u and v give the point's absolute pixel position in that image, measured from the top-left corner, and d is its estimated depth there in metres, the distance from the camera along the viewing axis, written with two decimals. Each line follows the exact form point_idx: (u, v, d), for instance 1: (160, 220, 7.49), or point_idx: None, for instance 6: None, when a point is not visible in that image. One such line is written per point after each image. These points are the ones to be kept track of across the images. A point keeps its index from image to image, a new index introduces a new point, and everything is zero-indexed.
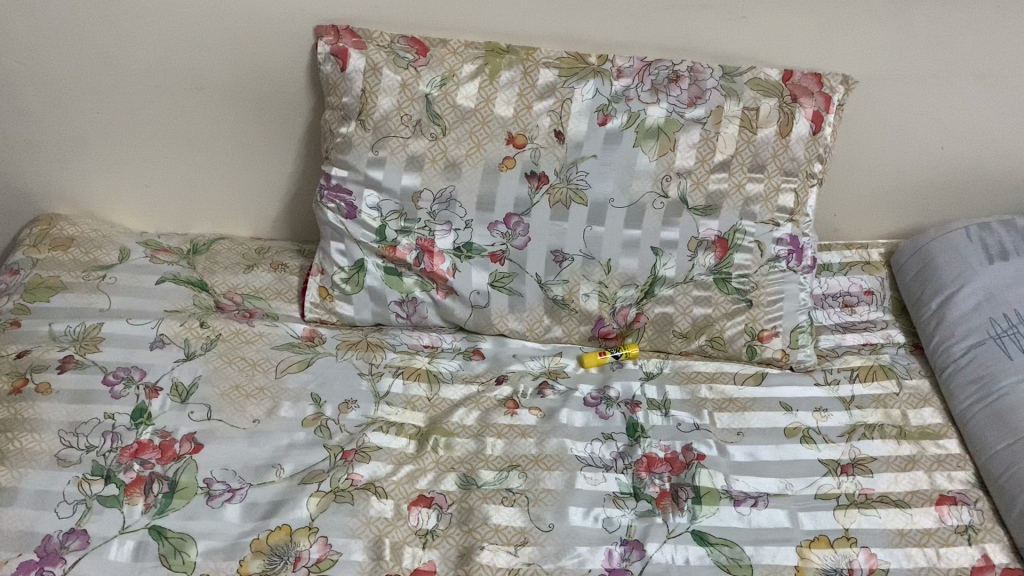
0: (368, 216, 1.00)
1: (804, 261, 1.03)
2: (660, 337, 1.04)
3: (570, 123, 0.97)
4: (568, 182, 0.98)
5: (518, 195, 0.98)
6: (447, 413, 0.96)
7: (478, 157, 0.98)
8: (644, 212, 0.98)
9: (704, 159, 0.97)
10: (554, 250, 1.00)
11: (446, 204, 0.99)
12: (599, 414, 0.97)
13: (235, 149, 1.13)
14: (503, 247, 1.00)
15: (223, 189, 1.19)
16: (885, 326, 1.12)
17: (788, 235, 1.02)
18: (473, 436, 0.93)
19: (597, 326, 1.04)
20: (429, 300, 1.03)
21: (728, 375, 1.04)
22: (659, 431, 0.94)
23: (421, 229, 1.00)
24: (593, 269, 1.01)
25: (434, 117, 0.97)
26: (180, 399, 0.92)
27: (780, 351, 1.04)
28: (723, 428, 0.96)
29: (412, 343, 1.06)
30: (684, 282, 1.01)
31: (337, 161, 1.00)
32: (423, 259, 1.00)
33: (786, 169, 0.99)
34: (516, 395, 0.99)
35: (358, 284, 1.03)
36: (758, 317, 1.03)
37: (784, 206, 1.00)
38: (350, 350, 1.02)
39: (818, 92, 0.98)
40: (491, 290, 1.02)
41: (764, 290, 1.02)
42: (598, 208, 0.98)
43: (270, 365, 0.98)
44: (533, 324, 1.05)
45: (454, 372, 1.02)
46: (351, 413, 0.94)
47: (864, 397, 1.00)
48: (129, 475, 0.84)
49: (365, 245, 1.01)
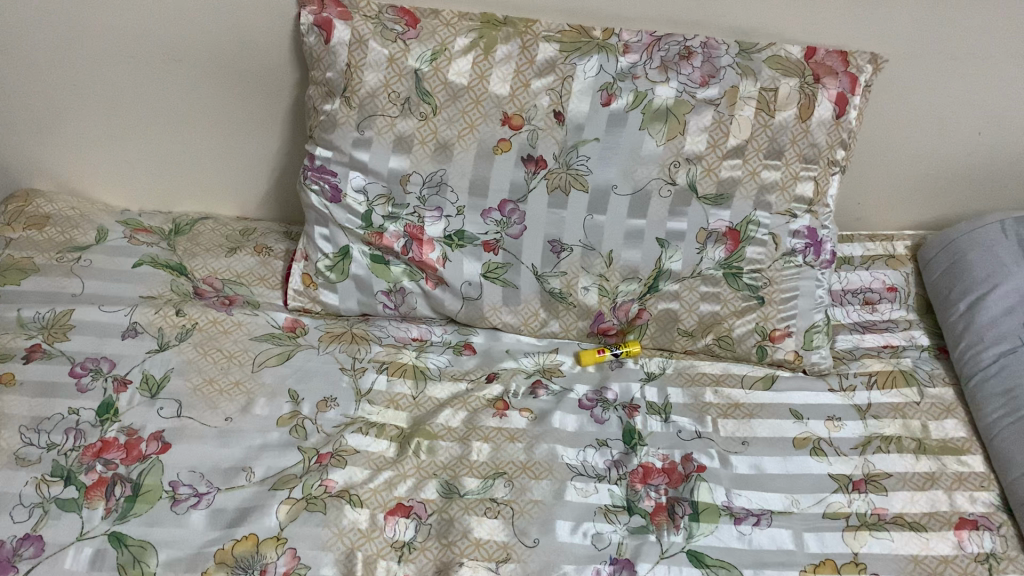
0: (353, 199, 0.95)
1: (823, 255, 0.96)
2: (663, 335, 0.97)
3: (571, 103, 0.91)
4: (568, 167, 0.92)
5: (514, 180, 0.93)
6: (432, 413, 0.89)
7: (471, 139, 0.92)
8: (649, 199, 0.93)
9: (716, 144, 0.92)
10: (552, 239, 0.94)
11: (436, 189, 0.94)
12: (594, 418, 0.90)
13: (220, 126, 1.07)
14: (498, 236, 0.94)
15: (209, 168, 1.12)
16: (908, 326, 0.99)
17: (807, 228, 0.95)
18: (458, 440, 0.87)
19: (597, 322, 0.97)
20: (418, 290, 0.97)
21: (735, 378, 0.95)
22: (657, 439, 0.87)
23: (410, 215, 0.95)
24: (593, 261, 0.95)
25: (424, 94, 0.90)
26: (150, 393, 0.87)
27: (793, 352, 0.95)
28: (727, 436, 0.88)
29: (399, 335, 0.99)
30: (690, 277, 0.95)
31: (321, 140, 0.94)
32: (412, 248, 0.95)
33: (805, 155, 0.94)
34: (507, 395, 0.92)
35: (343, 272, 0.97)
36: (770, 316, 0.95)
37: (802, 196, 0.95)
38: (333, 343, 0.95)
39: (843, 72, 0.92)
40: (483, 281, 0.96)
41: (778, 286, 0.95)
42: (600, 194, 0.93)
43: (247, 358, 0.92)
44: (529, 318, 0.98)
45: (442, 368, 0.95)
46: (330, 411, 0.88)
47: (882, 405, 0.90)
48: (91, 477, 0.79)
49: (350, 231, 0.95)
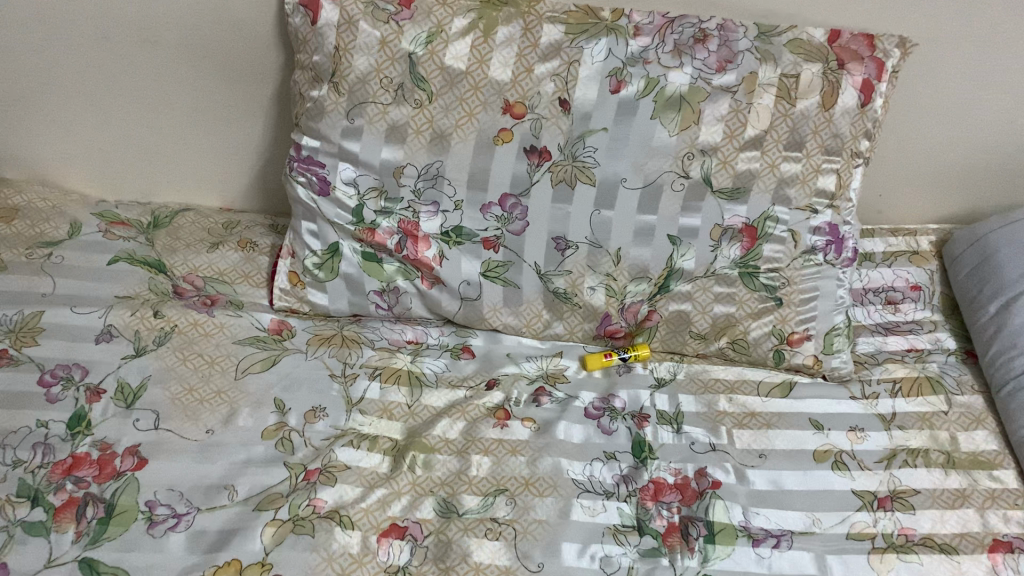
0: (343, 193, 0.88)
1: (844, 253, 0.90)
2: (674, 338, 0.91)
3: (577, 90, 0.84)
4: (574, 160, 0.86)
5: (515, 172, 0.86)
6: (428, 424, 0.84)
7: (469, 128, 0.85)
8: (661, 193, 0.87)
9: (733, 134, 0.85)
10: (556, 236, 0.88)
11: (433, 181, 0.87)
12: (601, 429, 0.84)
13: (200, 112, 1.00)
14: (498, 233, 0.88)
15: (189, 156, 1.05)
16: (933, 328, 0.94)
17: (828, 224, 0.89)
18: (456, 453, 0.81)
19: (603, 324, 0.91)
20: (413, 289, 0.91)
21: (751, 385, 0.89)
22: (669, 452, 0.82)
23: (404, 210, 0.88)
24: (600, 260, 0.89)
25: (419, 80, 0.84)
26: (125, 404, 0.81)
27: (812, 357, 0.89)
28: (743, 449, 0.83)
29: (393, 338, 0.93)
30: (703, 277, 0.89)
31: (308, 129, 0.87)
32: (406, 245, 0.89)
33: (827, 147, 0.88)
34: (508, 403, 0.86)
35: (333, 271, 0.91)
36: (788, 318, 0.89)
37: (824, 190, 0.88)
38: (322, 347, 0.89)
39: (869, 57, 0.86)
40: (483, 281, 0.90)
41: (796, 286, 0.89)
42: (607, 188, 0.87)
43: (229, 364, 0.86)
44: (531, 320, 0.92)
45: (439, 374, 0.89)
46: (318, 423, 0.82)
47: (907, 415, 0.85)
48: (61, 497, 0.73)
49: (339, 227, 0.89)
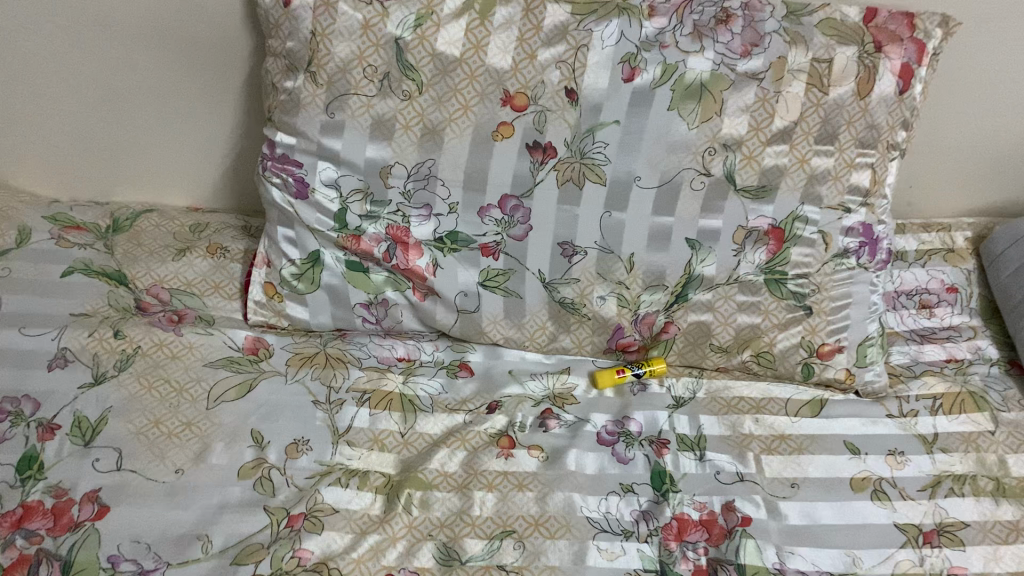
0: (323, 195, 0.79)
1: (878, 255, 0.82)
2: (693, 352, 0.83)
3: (586, 78, 0.74)
4: (582, 156, 0.76)
5: (517, 171, 0.77)
6: (424, 456, 0.75)
7: (465, 122, 0.75)
8: (679, 192, 0.78)
9: (758, 127, 0.76)
10: (562, 241, 0.79)
11: (424, 182, 0.78)
12: (617, 457, 0.76)
13: (162, 102, 0.90)
14: (498, 239, 0.79)
15: (151, 152, 0.95)
16: (973, 335, 0.86)
17: (862, 224, 0.80)
18: (456, 489, 0.73)
19: (615, 337, 0.83)
20: (404, 301, 0.82)
21: (778, 403, 0.82)
22: (692, 483, 0.74)
23: (392, 214, 0.79)
24: (611, 267, 0.80)
25: (407, 68, 0.74)
26: (83, 441, 0.72)
27: (844, 371, 0.82)
28: (774, 478, 0.75)
29: (382, 355, 0.84)
30: (725, 285, 0.80)
31: (282, 124, 0.77)
32: (395, 253, 0.79)
33: (862, 138, 0.78)
34: (512, 429, 0.78)
35: (313, 282, 0.81)
36: (817, 328, 0.81)
37: (857, 186, 0.79)
38: (303, 367, 0.80)
39: (909, 39, 0.76)
40: (481, 291, 0.81)
41: (827, 294, 0.81)
42: (620, 187, 0.77)
43: (200, 392, 0.77)
44: (535, 333, 0.84)
45: (434, 397, 0.80)
46: (301, 459, 0.73)
47: (951, 436, 0.77)
48: (9, 555, 0.63)
49: (320, 233, 0.80)
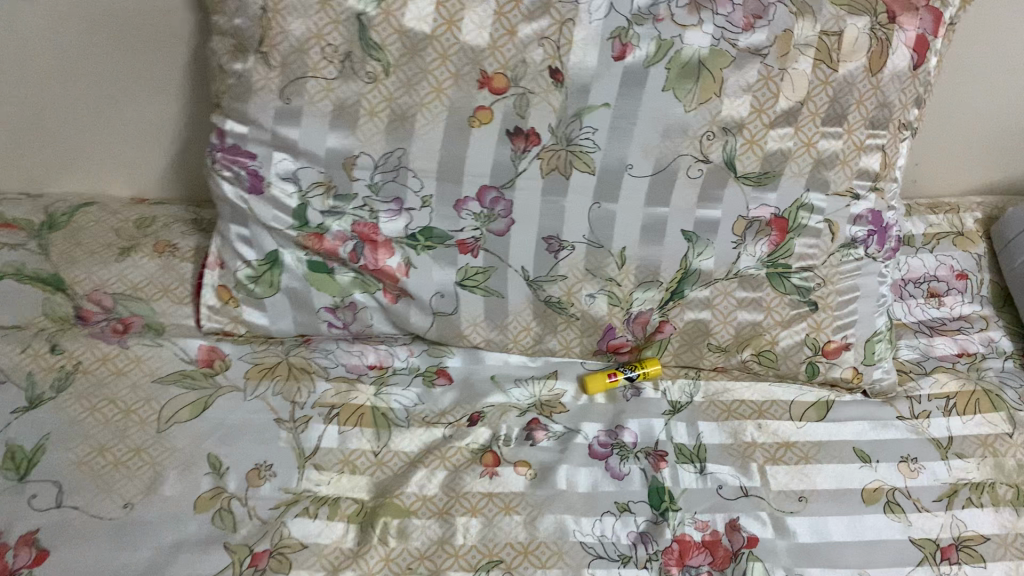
0: (281, 190, 0.70)
1: (887, 244, 0.76)
2: (689, 352, 0.77)
3: (572, 56, 0.66)
4: (569, 143, 0.68)
5: (496, 160, 0.69)
6: (401, 478, 0.69)
7: (438, 107, 0.67)
8: (675, 181, 0.70)
9: (761, 108, 0.68)
10: (547, 235, 0.72)
11: (393, 173, 0.70)
12: (610, 473, 0.70)
13: (97, 81, 0.80)
14: (477, 235, 0.72)
15: (88, 138, 0.85)
16: (985, 326, 0.81)
17: (871, 211, 0.74)
18: (436, 515, 0.66)
19: (606, 338, 0.77)
20: (374, 304, 0.75)
21: (781, 406, 0.76)
22: (692, 500, 0.68)
23: (358, 210, 0.71)
24: (601, 263, 0.73)
25: (371, 47, 0.65)
26: (17, 474, 0.63)
27: (851, 370, 0.76)
28: (780, 491, 0.70)
29: (351, 363, 0.76)
30: (725, 280, 0.74)
31: (232, 111, 0.69)
32: (363, 253, 0.72)
33: (873, 118, 0.71)
34: (496, 443, 0.72)
35: (272, 285, 0.74)
36: (823, 324, 0.75)
37: (867, 170, 0.73)
38: (264, 380, 0.73)
39: (926, 7, 0.69)
40: (459, 291, 0.74)
41: (833, 287, 0.75)
42: (610, 177, 0.69)
43: (150, 412, 0.69)
44: (518, 335, 0.77)
45: (409, 409, 0.74)
46: (265, 486, 0.66)
47: (966, 440, 0.72)
48: None
49: (279, 232, 0.72)
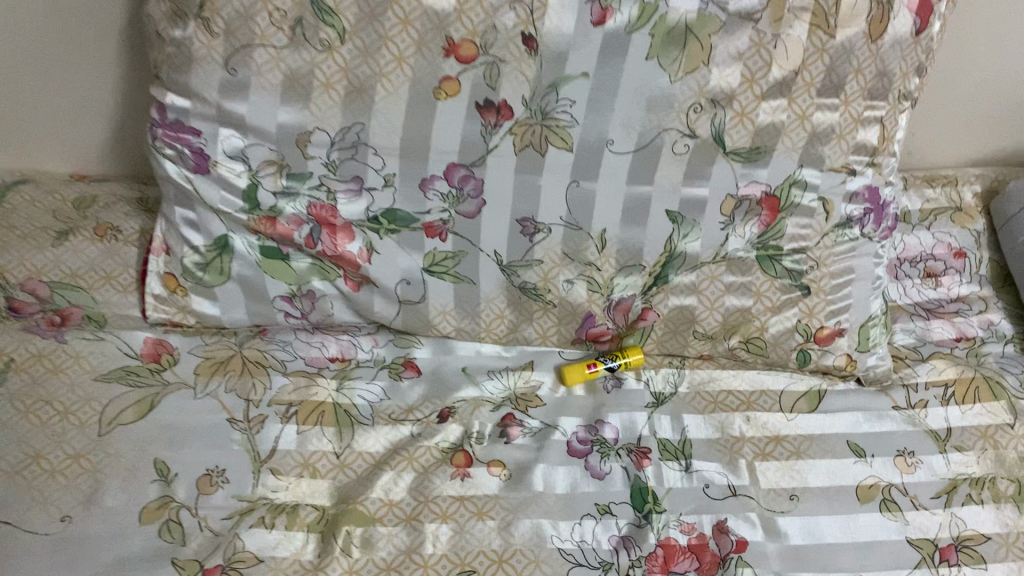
0: (229, 170, 0.64)
1: (884, 223, 0.71)
2: (673, 341, 0.73)
3: (548, 19, 0.59)
4: (544, 117, 0.62)
5: (465, 136, 0.63)
6: (366, 482, 0.64)
7: (400, 78, 0.61)
8: (659, 158, 0.64)
9: (752, 78, 0.62)
10: (521, 217, 0.66)
11: (352, 151, 0.64)
12: (590, 471, 0.66)
13: (26, 46, 0.73)
14: (445, 217, 0.66)
15: (19, 109, 0.78)
16: (984, 308, 0.78)
17: (868, 187, 0.69)
18: (403, 522, 0.61)
19: (584, 327, 0.72)
20: (334, 291, 0.69)
21: (771, 397, 0.72)
22: (677, 500, 0.64)
23: (314, 191, 0.65)
24: (579, 247, 0.68)
25: (324, 11, 0.59)
26: None
27: (845, 356, 0.72)
28: (770, 489, 0.65)
29: (311, 355, 0.71)
30: (713, 263, 0.69)
31: (171, 83, 0.62)
32: (320, 237, 0.66)
33: (871, 89, 0.65)
34: (467, 441, 0.67)
35: (222, 272, 0.68)
36: (816, 310, 0.70)
37: (864, 145, 0.67)
38: (215, 377, 0.68)
39: None
40: (426, 278, 0.69)
41: (827, 270, 0.70)
42: (589, 154, 0.64)
43: (90, 415, 0.63)
44: (491, 324, 0.72)
45: (374, 405, 0.68)
46: (217, 494, 0.61)
47: (965, 431, 0.69)
48: None
49: (228, 215, 0.66)
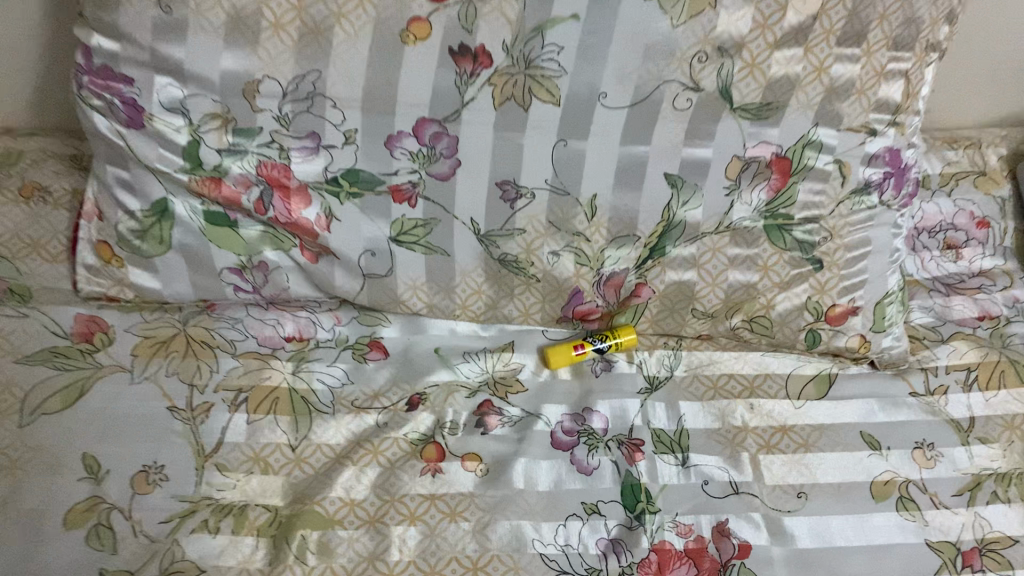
0: (166, 123, 0.56)
1: (904, 189, 0.63)
2: (670, 320, 0.66)
3: None
4: (527, 66, 0.54)
5: (436, 87, 0.55)
6: (325, 479, 0.57)
7: (361, 19, 0.53)
8: (658, 114, 0.57)
9: (765, 23, 0.54)
10: (500, 181, 0.58)
11: (307, 103, 0.55)
12: (576, 466, 0.59)
13: None
14: (414, 180, 0.58)
15: None
16: (1009, 283, 0.71)
17: (889, 150, 0.61)
18: (366, 525, 0.55)
19: (571, 303, 0.65)
20: (289, 262, 0.62)
21: (777, 382, 0.65)
22: (672, 499, 0.57)
23: (264, 148, 0.57)
24: (566, 215, 0.60)
25: None
26: None
27: (858, 337, 0.65)
28: (776, 486, 0.59)
29: (264, 334, 0.63)
30: (716, 234, 0.61)
31: (95, 21, 0.54)
32: (272, 202, 0.59)
33: (896, 38, 0.57)
34: (439, 432, 0.60)
35: (161, 241, 0.60)
36: (828, 286, 0.63)
37: (887, 101, 0.59)
38: (155, 359, 0.60)
39: None
40: (394, 248, 0.61)
41: (840, 241, 0.63)
42: (579, 108, 0.56)
43: (11, 402, 0.55)
44: (467, 300, 0.65)
45: (335, 391, 0.61)
46: (155, 494, 0.54)
47: (990, 422, 0.62)
48: None
49: (166, 176, 0.58)
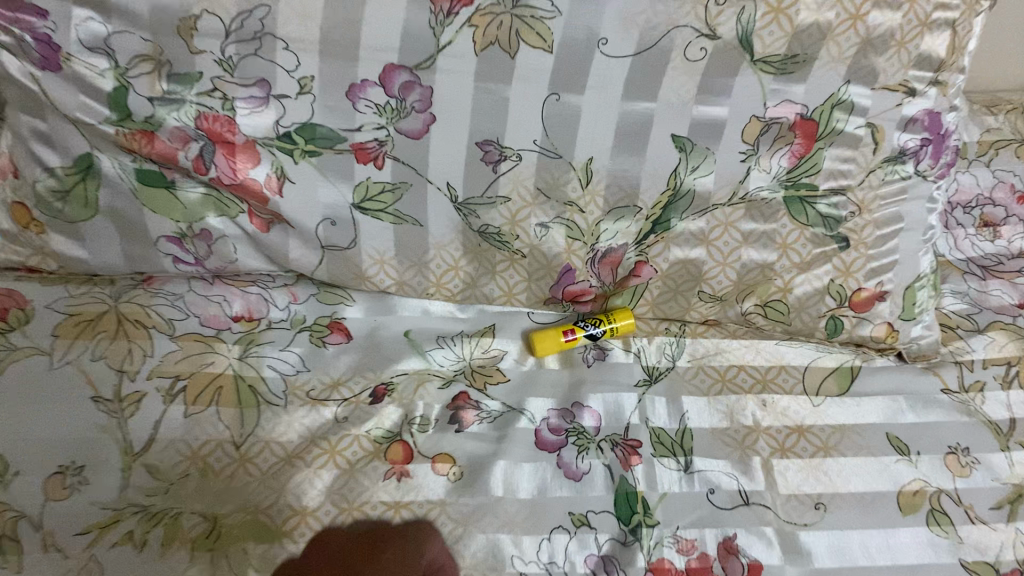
0: (86, 65, 0.47)
1: (943, 158, 0.54)
2: (673, 304, 0.59)
3: None
4: (514, 4, 0.46)
5: (406, 28, 0.46)
6: (272, 483, 0.49)
7: None
8: (668, 64, 0.48)
9: None
10: (482, 140, 0.50)
11: (254, 43, 0.46)
12: (565, 471, 0.51)
13: None
14: (381, 138, 0.50)
15: None
16: None
17: (929, 112, 0.52)
18: (318, 537, 0.47)
19: (562, 283, 0.57)
20: (235, 229, 0.55)
21: (793, 375, 0.58)
22: (672, 509, 0.50)
23: (205, 99, 0.48)
24: (557, 181, 0.52)
25: None
26: None
27: (885, 326, 0.58)
28: (790, 496, 0.52)
29: (209, 313, 0.56)
30: (729, 206, 0.53)
31: None
32: (213, 159, 0.50)
33: None
34: (405, 428, 0.53)
35: (87, 204, 0.52)
36: (853, 267, 0.56)
37: (929, 57, 0.50)
38: (81, 339, 0.52)
39: None
40: (358, 217, 0.54)
41: (870, 217, 0.55)
42: (575, 56, 0.47)
43: None
44: (441, 277, 0.57)
45: (289, 380, 0.54)
46: (71, 500, 0.46)
47: None
48: None
49: (88, 127, 0.49)
